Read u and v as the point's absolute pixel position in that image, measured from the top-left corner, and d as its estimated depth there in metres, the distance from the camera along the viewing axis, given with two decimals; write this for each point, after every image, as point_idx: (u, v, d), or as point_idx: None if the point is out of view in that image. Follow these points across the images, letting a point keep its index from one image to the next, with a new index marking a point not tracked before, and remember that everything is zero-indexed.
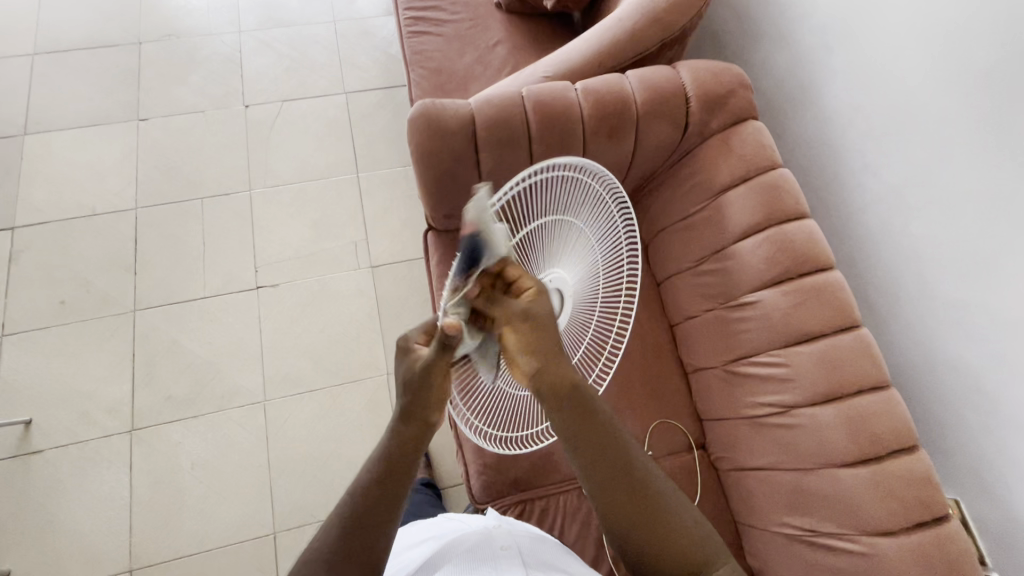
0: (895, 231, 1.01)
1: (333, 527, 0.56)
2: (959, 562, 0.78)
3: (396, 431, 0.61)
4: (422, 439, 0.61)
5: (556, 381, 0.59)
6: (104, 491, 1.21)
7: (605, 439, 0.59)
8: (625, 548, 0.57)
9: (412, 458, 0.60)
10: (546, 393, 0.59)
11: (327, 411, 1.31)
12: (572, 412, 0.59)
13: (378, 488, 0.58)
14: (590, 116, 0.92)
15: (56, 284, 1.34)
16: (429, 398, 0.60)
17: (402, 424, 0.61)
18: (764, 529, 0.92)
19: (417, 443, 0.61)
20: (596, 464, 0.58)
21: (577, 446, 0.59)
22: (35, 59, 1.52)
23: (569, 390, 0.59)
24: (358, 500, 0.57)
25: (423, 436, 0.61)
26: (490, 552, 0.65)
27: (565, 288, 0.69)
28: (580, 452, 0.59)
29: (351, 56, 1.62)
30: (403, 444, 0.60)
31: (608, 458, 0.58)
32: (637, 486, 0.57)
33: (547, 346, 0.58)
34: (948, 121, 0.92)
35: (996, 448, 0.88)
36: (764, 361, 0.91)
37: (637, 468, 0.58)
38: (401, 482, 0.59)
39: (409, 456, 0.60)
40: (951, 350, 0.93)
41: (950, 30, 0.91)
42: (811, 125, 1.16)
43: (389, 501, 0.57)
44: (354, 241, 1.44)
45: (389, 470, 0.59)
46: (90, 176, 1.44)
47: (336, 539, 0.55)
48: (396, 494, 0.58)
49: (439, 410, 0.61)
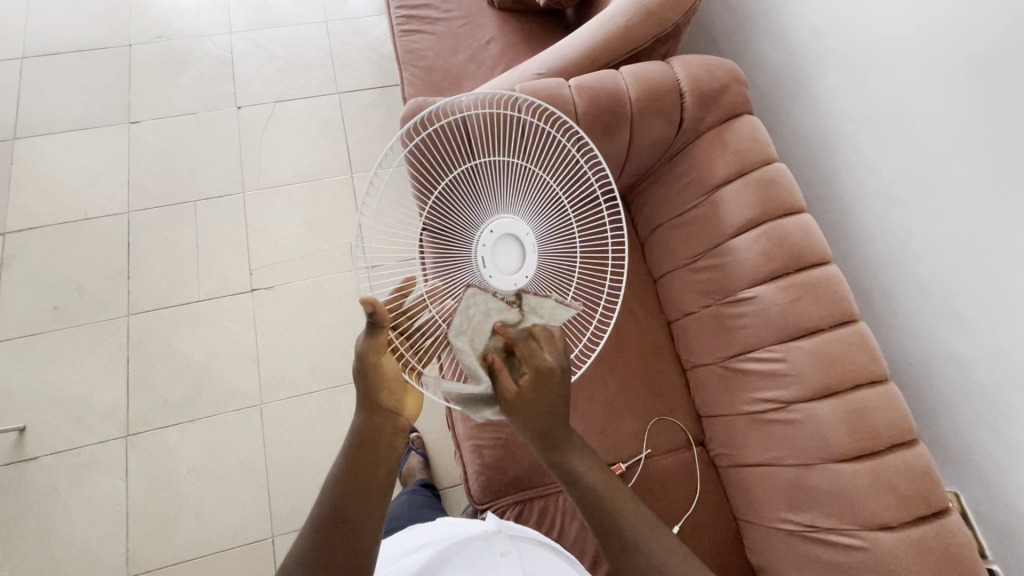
0: (891, 224, 1.01)
1: (310, 531, 0.56)
2: (960, 556, 0.78)
3: (357, 422, 0.61)
4: (384, 424, 0.60)
5: (538, 443, 0.61)
6: (101, 498, 1.20)
7: (583, 494, 0.61)
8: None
9: (377, 447, 0.59)
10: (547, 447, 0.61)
11: (325, 413, 1.30)
12: (570, 462, 0.61)
13: (347, 484, 0.57)
14: (584, 112, 0.91)
15: (49, 289, 1.33)
16: (380, 383, 0.61)
17: (360, 415, 0.61)
18: (764, 525, 0.92)
19: (381, 430, 0.60)
20: (589, 499, 0.61)
21: (574, 486, 0.61)
22: (24, 63, 1.50)
23: (562, 441, 0.61)
24: (330, 500, 0.57)
25: (385, 421, 0.60)
26: (489, 558, 0.64)
27: (517, 232, 0.65)
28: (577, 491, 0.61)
29: (344, 56, 1.61)
30: (370, 433, 0.60)
31: (589, 512, 0.61)
32: (617, 534, 0.59)
33: (517, 418, 0.59)
34: (941, 112, 0.91)
35: (995, 440, 0.87)
36: (761, 357, 0.91)
37: (617, 516, 0.60)
38: (369, 471, 0.58)
39: (378, 444, 0.59)
40: (948, 343, 0.93)
41: (945, 22, 0.90)
42: (806, 119, 1.16)
43: (361, 497, 0.56)
44: (350, 242, 1.43)
45: (353, 461, 0.58)
46: (82, 180, 1.42)
47: (313, 542, 0.55)
48: (365, 486, 0.57)
49: (390, 394, 0.61)
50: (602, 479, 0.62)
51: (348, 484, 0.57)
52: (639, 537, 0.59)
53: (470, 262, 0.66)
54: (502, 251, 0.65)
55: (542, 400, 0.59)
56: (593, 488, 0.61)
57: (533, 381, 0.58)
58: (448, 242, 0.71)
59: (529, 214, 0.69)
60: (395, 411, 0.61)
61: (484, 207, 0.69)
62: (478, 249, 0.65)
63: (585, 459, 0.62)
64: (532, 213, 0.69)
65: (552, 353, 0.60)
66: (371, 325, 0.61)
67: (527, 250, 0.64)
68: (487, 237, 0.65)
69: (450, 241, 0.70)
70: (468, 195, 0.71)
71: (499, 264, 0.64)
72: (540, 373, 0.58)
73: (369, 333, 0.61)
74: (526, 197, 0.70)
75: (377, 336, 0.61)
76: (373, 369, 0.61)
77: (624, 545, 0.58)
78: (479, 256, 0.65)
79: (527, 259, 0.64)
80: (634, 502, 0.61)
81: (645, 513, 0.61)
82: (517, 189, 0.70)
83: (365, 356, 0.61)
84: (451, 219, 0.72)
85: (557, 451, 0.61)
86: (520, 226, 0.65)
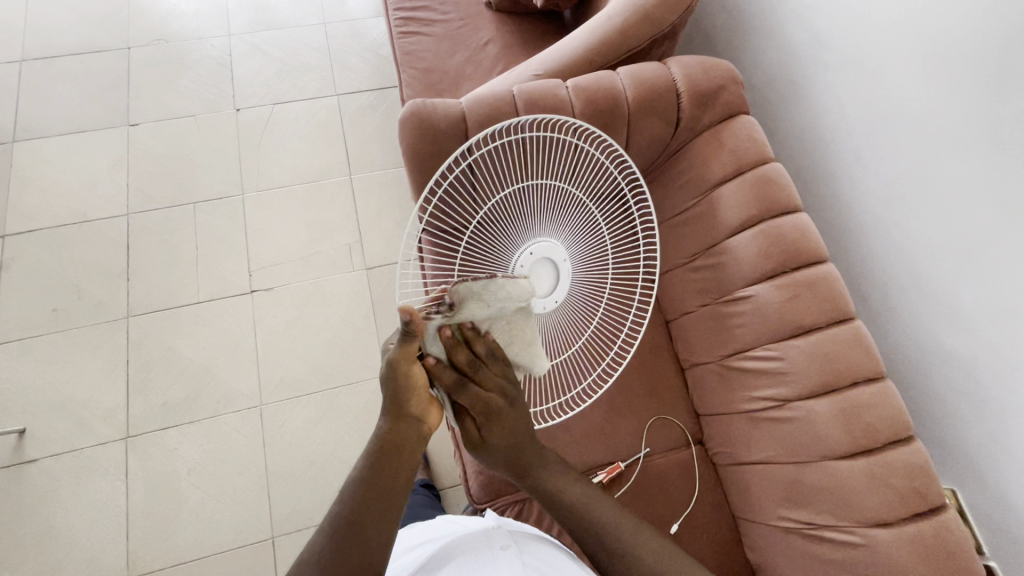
0: (888, 222, 1.01)
1: (326, 535, 0.54)
2: (957, 552, 0.78)
3: (383, 427, 0.60)
4: (409, 434, 0.59)
5: (513, 473, 0.65)
6: (101, 499, 1.20)
7: (563, 512, 0.63)
8: None
9: (401, 455, 0.58)
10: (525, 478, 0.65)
11: (325, 414, 1.30)
12: (545, 485, 0.64)
13: (369, 487, 0.56)
14: (582, 113, 0.92)
15: (49, 291, 1.34)
16: (411, 392, 0.59)
17: (386, 423, 0.60)
18: (763, 523, 0.92)
19: (406, 438, 0.59)
20: (571, 517, 0.63)
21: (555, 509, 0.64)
22: (23, 66, 1.51)
23: (537, 469, 0.65)
24: (348, 502, 0.55)
25: (410, 430, 0.60)
26: (489, 552, 0.64)
27: (553, 257, 0.72)
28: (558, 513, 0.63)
29: (342, 57, 1.62)
30: (394, 440, 0.59)
31: (573, 528, 0.63)
32: (601, 544, 0.60)
33: (484, 455, 0.64)
34: (937, 110, 0.92)
35: (990, 436, 0.88)
36: (759, 355, 0.91)
37: (598, 528, 0.61)
38: (392, 481, 0.57)
39: (401, 451, 0.58)
40: (944, 341, 0.94)
41: (938, 21, 0.91)
42: (802, 119, 1.17)
43: (380, 504, 0.55)
44: (349, 243, 1.44)
45: (378, 468, 0.57)
46: (81, 182, 1.43)
47: (329, 548, 0.53)
48: (387, 496, 0.56)
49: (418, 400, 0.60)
50: (580, 494, 0.64)
51: (369, 492, 0.56)
52: (623, 546, 0.60)
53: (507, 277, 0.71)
54: (539, 274, 0.72)
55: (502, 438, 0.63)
56: (570, 505, 0.63)
57: (486, 420, 0.62)
58: (482, 260, 0.72)
59: (568, 239, 0.74)
60: (422, 417, 0.61)
61: (521, 230, 0.72)
62: (514, 266, 0.71)
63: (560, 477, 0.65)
64: (572, 238, 0.74)
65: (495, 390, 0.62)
66: (404, 333, 0.56)
67: (561, 275, 0.72)
68: (527, 258, 0.71)
69: (486, 257, 0.72)
70: (506, 213, 0.73)
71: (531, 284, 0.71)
72: (489, 416, 0.62)
73: (401, 341, 0.57)
74: (565, 221, 0.74)
75: (408, 345, 0.57)
76: (402, 374, 0.58)
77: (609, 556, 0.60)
78: (515, 274, 0.71)
79: (558, 282, 0.73)
80: (613, 510, 0.63)
81: (625, 519, 0.62)
82: (555, 213, 0.74)
83: (397, 363, 0.58)
84: (490, 237, 0.73)
85: (531, 476, 0.65)
86: (558, 252, 0.72)
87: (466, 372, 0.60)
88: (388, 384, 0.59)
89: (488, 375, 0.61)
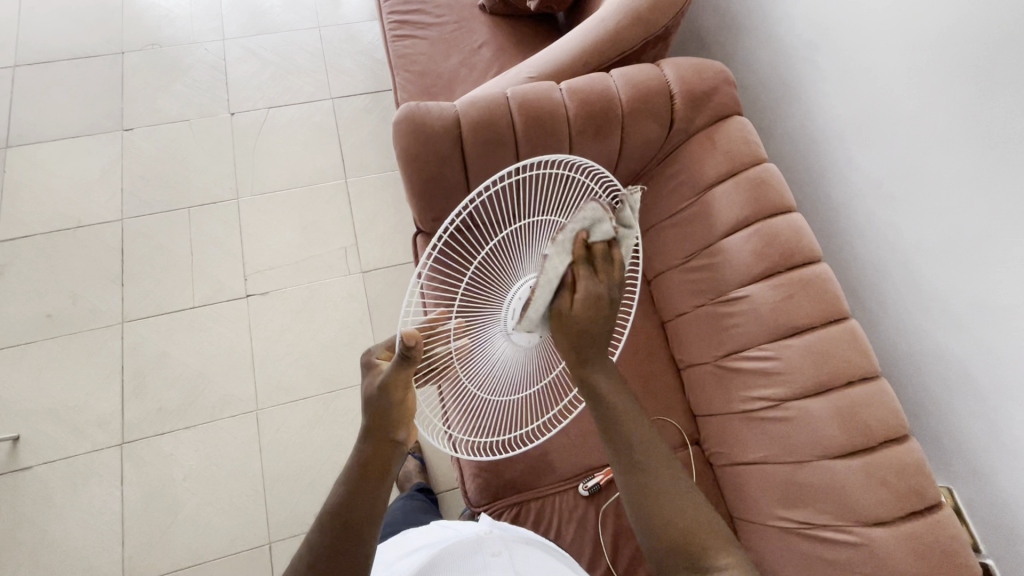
0: (882, 222, 1.02)
1: (306, 554, 0.54)
2: (952, 551, 0.78)
3: (359, 451, 0.58)
4: (391, 456, 0.59)
5: (571, 358, 0.59)
6: (96, 507, 1.20)
7: (605, 416, 0.59)
8: (639, 516, 0.56)
9: (376, 479, 0.57)
10: (590, 368, 0.59)
11: (320, 418, 1.30)
12: (601, 380, 0.59)
13: (347, 509, 0.55)
14: (576, 115, 0.92)
15: (43, 297, 1.33)
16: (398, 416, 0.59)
17: (367, 445, 0.58)
18: (759, 523, 0.92)
19: (384, 461, 0.58)
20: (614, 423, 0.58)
21: (599, 410, 0.59)
22: (16, 71, 1.50)
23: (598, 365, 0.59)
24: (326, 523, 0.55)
25: (393, 452, 0.59)
26: (481, 560, 0.64)
27: None
28: (600, 415, 0.59)
29: (337, 61, 1.62)
30: (371, 463, 0.57)
31: (613, 439, 0.58)
32: (628, 455, 0.57)
33: (557, 330, 0.57)
34: (929, 108, 0.92)
35: (985, 434, 0.88)
36: (753, 355, 0.92)
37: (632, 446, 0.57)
38: (373, 504, 0.56)
39: (378, 475, 0.57)
40: (938, 339, 0.94)
41: (927, 21, 0.91)
42: (795, 120, 1.18)
43: (360, 525, 0.54)
44: (344, 247, 1.44)
45: (354, 490, 0.56)
46: (75, 187, 1.42)
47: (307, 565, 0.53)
48: (368, 515, 0.55)
49: (404, 427, 0.59)
50: (625, 401, 0.59)
51: (345, 511, 0.55)
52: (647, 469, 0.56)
53: (500, 312, 0.62)
54: None
55: (598, 329, 0.57)
56: (613, 413, 0.58)
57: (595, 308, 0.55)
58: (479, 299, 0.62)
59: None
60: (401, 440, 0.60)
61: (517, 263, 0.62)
62: (509, 299, 0.60)
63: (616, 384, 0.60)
64: None
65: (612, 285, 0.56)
66: (404, 358, 0.57)
67: None
68: (522, 293, 0.60)
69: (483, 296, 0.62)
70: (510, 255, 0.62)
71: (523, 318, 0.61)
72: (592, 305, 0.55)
73: (400, 365, 0.57)
74: None
75: (405, 369, 0.57)
76: (395, 400, 0.59)
77: (634, 469, 0.56)
78: (508, 310, 0.61)
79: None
80: (650, 432, 0.59)
81: (658, 444, 0.58)
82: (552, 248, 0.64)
83: (389, 388, 0.58)
84: (488, 275, 0.62)
85: (588, 367, 0.59)
86: None
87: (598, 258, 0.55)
88: (369, 409, 0.59)
89: (609, 276, 0.56)
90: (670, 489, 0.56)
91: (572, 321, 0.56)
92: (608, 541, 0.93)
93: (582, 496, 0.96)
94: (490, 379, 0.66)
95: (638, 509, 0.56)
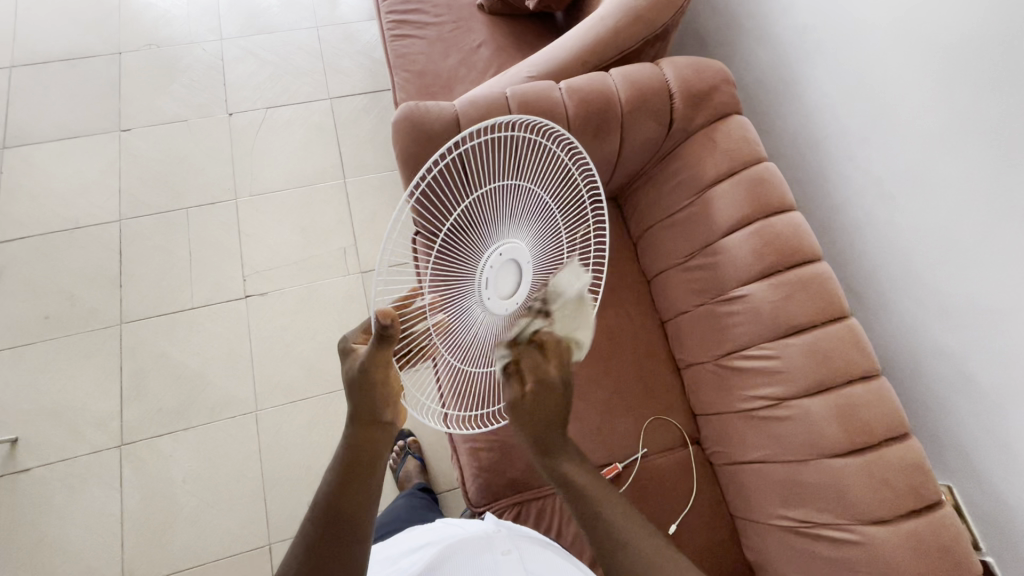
0: (881, 221, 1.02)
1: (299, 546, 0.53)
2: (952, 549, 0.78)
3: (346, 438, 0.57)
4: (380, 440, 0.57)
5: (535, 448, 0.57)
6: (95, 509, 1.19)
7: (576, 507, 0.55)
8: None
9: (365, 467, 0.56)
10: (554, 457, 0.57)
11: (320, 419, 1.29)
12: (568, 466, 0.57)
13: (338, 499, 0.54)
14: (575, 115, 0.92)
15: (41, 299, 1.32)
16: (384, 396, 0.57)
17: (354, 432, 0.57)
18: (761, 522, 0.92)
19: (373, 446, 0.57)
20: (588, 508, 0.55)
21: (572, 498, 0.56)
22: (13, 72, 1.50)
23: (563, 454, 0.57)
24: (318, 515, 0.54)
25: (383, 436, 0.57)
26: (489, 558, 0.64)
27: (521, 260, 0.60)
28: (573, 503, 0.56)
29: (335, 61, 1.61)
30: (358, 451, 0.56)
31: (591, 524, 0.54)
32: (606, 546, 0.53)
33: (518, 425, 0.57)
34: (928, 107, 0.93)
35: (985, 432, 0.88)
36: (753, 355, 0.92)
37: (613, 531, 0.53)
38: (363, 493, 0.55)
39: (367, 462, 0.56)
40: (938, 338, 0.94)
41: (927, 19, 0.91)
42: (794, 119, 1.18)
43: (353, 514, 0.54)
44: (344, 247, 1.43)
45: (345, 481, 0.55)
46: (73, 188, 1.42)
47: (302, 559, 0.52)
48: (360, 505, 0.55)
49: (391, 408, 0.58)
50: (596, 486, 0.56)
51: (337, 502, 0.54)
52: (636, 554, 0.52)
53: (474, 282, 0.58)
54: (504, 279, 0.59)
55: (552, 408, 0.57)
56: (585, 496, 0.55)
57: (541, 389, 0.57)
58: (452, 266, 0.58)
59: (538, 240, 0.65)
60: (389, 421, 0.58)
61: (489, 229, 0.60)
62: (482, 267, 0.58)
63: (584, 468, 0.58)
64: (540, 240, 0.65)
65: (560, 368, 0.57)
66: (380, 337, 0.53)
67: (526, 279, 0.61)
68: (496, 259, 0.58)
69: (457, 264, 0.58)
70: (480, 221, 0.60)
71: (499, 290, 0.59)
72: (541, 388, 0.57)
73: (379, 345, 0.54)
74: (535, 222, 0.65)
75: (384, 349, 0.54)
76: (378, 381, 0.56)
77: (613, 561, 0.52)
78: (483, 277, 0.58)
79: (520, 286, 0.61)
80: (629, 515, 0.55)
81: (637, 525, 0.54)
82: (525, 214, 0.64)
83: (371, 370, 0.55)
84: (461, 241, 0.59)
85: (552, 461, 0.57)
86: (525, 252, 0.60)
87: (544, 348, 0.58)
88: (353, 396, 0.57)
89: (558, 359, 0.58)
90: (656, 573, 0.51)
91: (523, 407, 0.56)
92: None
93: None
94: (471, 352, 0.62)
95: None
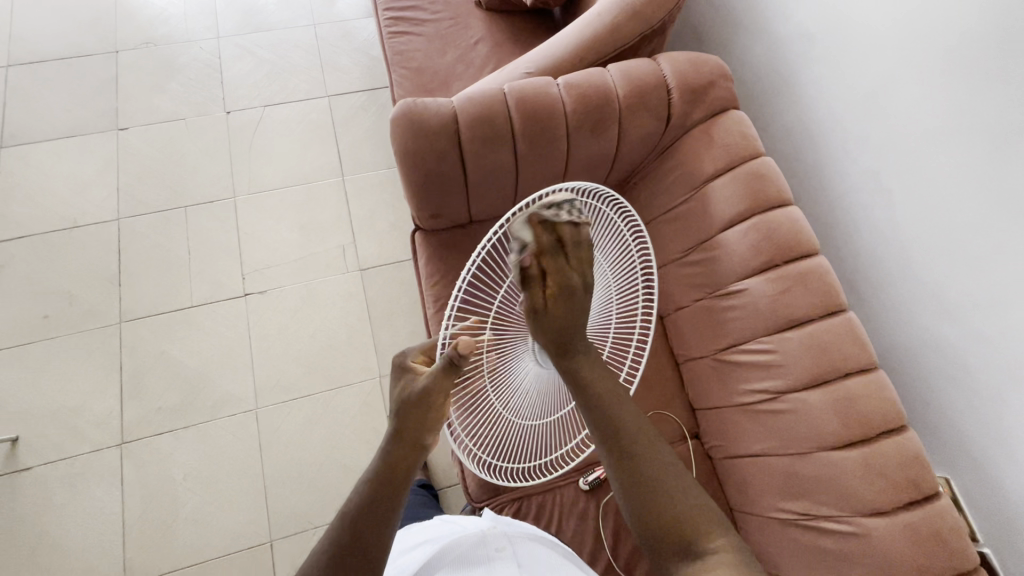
0: (878, 215, 1.02)
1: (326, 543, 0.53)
2: (950, 541, 0.79)
3: (383, 452, 0.59)
4: (417, 458, 0.60)
5: (553, 347, 0.58)
6: (95, 507, 1.19)
7: (590, 403, 0.57)
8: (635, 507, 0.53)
9: (398, 475, 0.57)
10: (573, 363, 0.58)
11: (320, 417, 1.30)
12: (586, 369, 0.58)
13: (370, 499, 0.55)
14: (573, 111, 0.92)
15: (38, 299, 1.32)
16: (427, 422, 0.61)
17: (394, 447, 0.59)
18: (758, 515, 0.92)
19: (408, 460, 0.59)
20: (599, 411, 0.56)
21: (586, 399, 0.57)
22: (9, 71, 1.49)
23: (582, 358, 0.58)
24: (349, 513, 0.54)
25: (419, 455, 0.60)
26: (484, 555, 0.65)
27: None
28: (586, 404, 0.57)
29: (333, 59, 1.61)
30: (390, 463, 0.58)
31: (602, 426, 0.56)
32: (617, 444, 0.55)
33: (537, 324, 0.57)
34: (925, 101, 0.93)
35: (982, 425, 0.89)
36: (752, 349, 0.92)
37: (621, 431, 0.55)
38: (394, 497, 0.56)
39: (403, 473, 0.58)
40: (934, 331, 0.95)
41: (922, 13, 0.92)
42: (792, 112, 1.18)
43: (383, 513, 0.54)
44: (342, 245, 1.43)
45: (378, 487, 0.56)
46: (70, 187, 1.41)
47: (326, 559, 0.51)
48: (389, 507, 0.55)
49: (432, 432, 0.61)
50: (612, 388, 0.58)
51: (371, 505, 0.55)
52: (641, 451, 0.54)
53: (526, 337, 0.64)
54: None
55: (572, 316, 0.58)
56: (603, 395, 0.57)
57: (565, 297, 0.56)
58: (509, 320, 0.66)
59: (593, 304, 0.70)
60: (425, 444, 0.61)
61: None
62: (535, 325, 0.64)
63: (601, 371, 0.59)
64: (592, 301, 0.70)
65: (580, 272, 0.57)
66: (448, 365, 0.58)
67: None
68: None
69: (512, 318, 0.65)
70: None
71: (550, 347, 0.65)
72: (565, 293, 0.56)
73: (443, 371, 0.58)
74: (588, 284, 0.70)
75: (447, 376, 0.59)
76: (434, 406, 0.61)
77: (627, 457, 0.54)
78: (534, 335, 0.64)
79: None
80: (640, 416, 0.57)
81: (645, 426, 0.57)
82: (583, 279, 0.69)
83: (431, 393, 0.60)
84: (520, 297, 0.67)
85: (570, 359, 0.58)
86: None
87: (567, 245, 0.55)
88: (402, 417, 0.60)
89: (578, 267, 0.56)
90: (662, 474, 0.54)
91: (543, 318, 0.57)
92: (609, 534, 0.93)
93: (582, 491, 0.96)
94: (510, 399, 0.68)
95: (632, 497, 0.53)
